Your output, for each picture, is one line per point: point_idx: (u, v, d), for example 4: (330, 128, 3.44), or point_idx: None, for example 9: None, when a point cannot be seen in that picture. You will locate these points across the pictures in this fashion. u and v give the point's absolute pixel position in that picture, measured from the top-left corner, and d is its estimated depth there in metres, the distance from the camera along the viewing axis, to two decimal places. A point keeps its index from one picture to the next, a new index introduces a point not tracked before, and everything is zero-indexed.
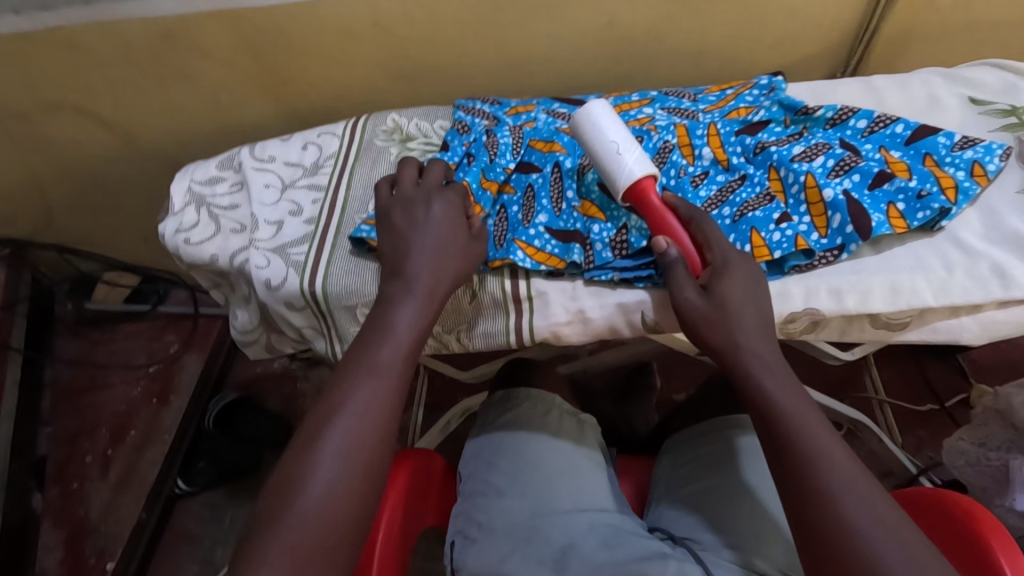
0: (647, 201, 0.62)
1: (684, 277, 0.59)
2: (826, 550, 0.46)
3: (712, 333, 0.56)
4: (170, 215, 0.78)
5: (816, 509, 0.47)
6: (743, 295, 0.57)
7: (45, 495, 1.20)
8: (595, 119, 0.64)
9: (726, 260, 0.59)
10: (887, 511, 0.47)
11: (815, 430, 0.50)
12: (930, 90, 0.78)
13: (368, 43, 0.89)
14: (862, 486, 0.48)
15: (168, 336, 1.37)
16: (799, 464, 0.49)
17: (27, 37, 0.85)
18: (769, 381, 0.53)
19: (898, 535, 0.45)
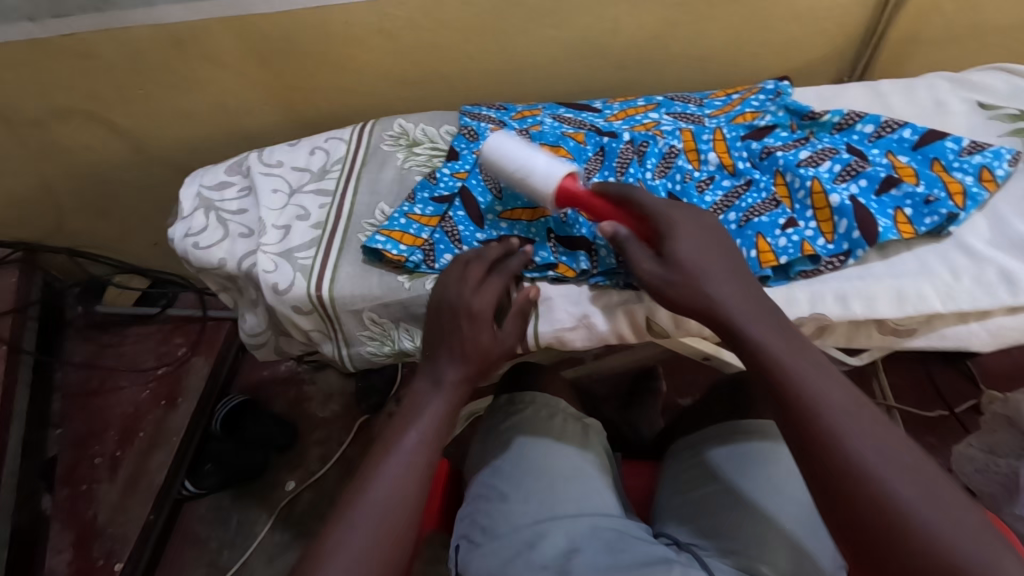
0: (577, 198, 0.63)
1: (638, 251, 0.59)
2: (870, 531, 0.45)
3: (678, 294, 0.57)
4: (180, 220, 0.79)
5: (854, 491, 0.46)
6: (699, 253, 0.57)
7: (54, 496, 1.21)
8: (497, 146, 0.65)
9: (670, 221, 0.59)
10: (921, 474, 0.46)
11: (836, 404, 0.49)
12: (936, 95, 0.77)
13: (374, 50, 0.90)
14: (895, 454, 0.47)
15: (176, 339, 1.36)
16: (827, 448, 0.47)
17: (41, 44, 0.87)
18: (781, 358, 0.52)
19: (939, 500, 0.45)
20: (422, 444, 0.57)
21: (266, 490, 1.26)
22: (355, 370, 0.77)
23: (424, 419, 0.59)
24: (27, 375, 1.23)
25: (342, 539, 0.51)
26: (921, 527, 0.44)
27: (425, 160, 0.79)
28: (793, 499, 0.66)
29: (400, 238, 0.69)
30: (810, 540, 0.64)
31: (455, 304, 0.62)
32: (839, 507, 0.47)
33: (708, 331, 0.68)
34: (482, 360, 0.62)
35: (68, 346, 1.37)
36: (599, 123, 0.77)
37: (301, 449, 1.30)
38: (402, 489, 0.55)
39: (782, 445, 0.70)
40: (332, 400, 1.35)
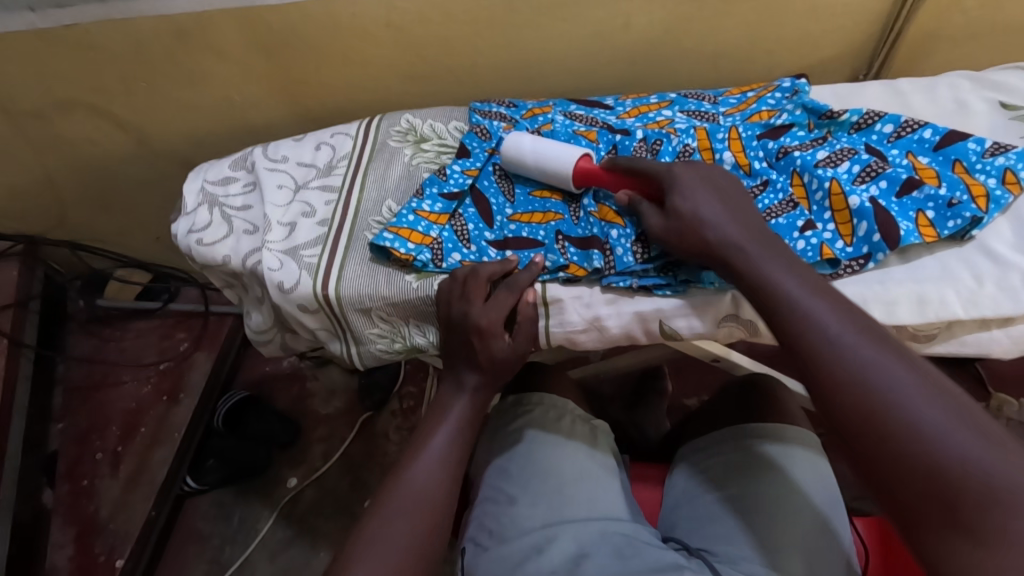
0: (593, 175, 0.67)
1: (648, 206, 0.63)
2: (896, 472, 0.42)
3: (686, 244, 0.59)
4: (183, 215, 0.78)
5: (878, 429, 0.43)
6: (701, 204, 0.59)
7: (56, 492, 1.20)
8: (513, 141, 0.70)
9: (674, 177, 0.62)
10: (956, 405, 0.42)
11: (852, 341, 0.47)
12: (957, 94, 0.76)
13: (382, 43, 0.88)
14: (925, 386, 0.44)
15: (178, 334, 1.35)
16: (845, 390, 0.45)
17: (43, 34, 0.85)
18: (794, 300, 0.50)
19: (979, 430, 0.41)
20: (448, 458, 0.60)
21: (269, 487, 1.25)
22: (364, 369, 0.76)
23: (443, 435, 0.62)
24: (29, 370, 1.22)
25: (365, 553, 0.54)
26: (962, 462, 0.40)
27: (433, 156, 0.78)
28: (808, 503, 0.65)
29: (408, 236, 0.68)
30: (827, 546, 0.62)
31: (461, 320, 0.62)
32: (866, 450, 0.44)
33: (722, 334, 0.66)
34: (497, 371, 0.63)
35: (70, 340, 1.35)
36: (611, 121, 0.75)
37: (304, 445, 1.29)
38: (421, 507, 0.57)
39: (795, 448, 0.69)
40: (335, 397, 1.34)
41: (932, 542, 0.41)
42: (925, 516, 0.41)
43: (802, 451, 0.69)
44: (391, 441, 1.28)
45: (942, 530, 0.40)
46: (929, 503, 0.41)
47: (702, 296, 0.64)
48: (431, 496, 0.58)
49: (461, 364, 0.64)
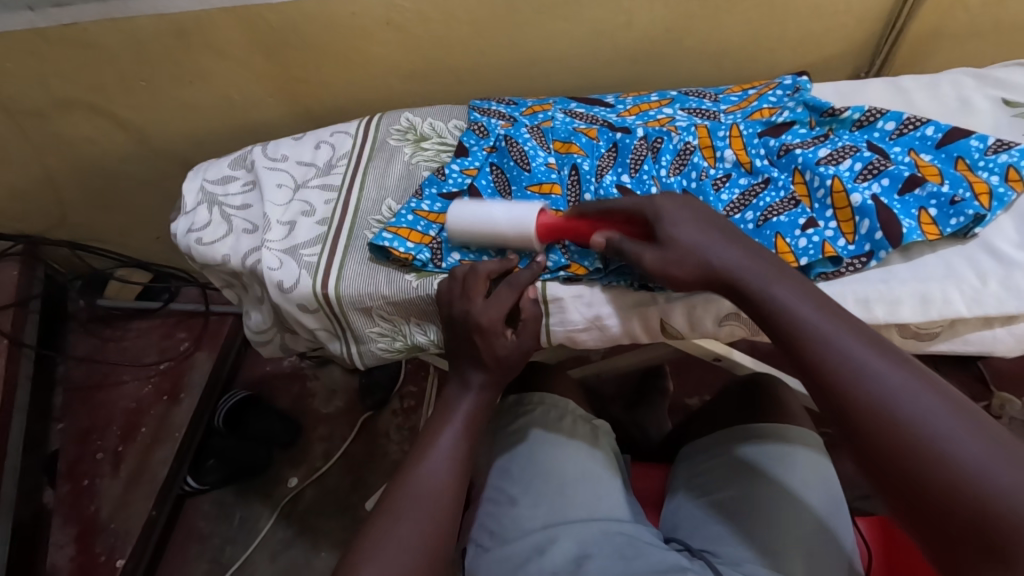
0: (558, 227, 0.63)
1: (633, 246, 0.58)
2: (926, 499, 0.40)
3: (683, 271, 0.56)
4: (182, 215, 0.77)
5: (904, 455, 0.41)
6: (694, 233, 0.56)
7: (57, 491, 1.20)
8: (459, 214, 0.65)
9: (658, 211, 0.58)
10: (984, 428, 0.41)
11: (871, 362, 0.44)
12: (960, 92, 0.75)
13: (382, 42, 0.88)
14: (952, 408, 0.42)
15: (179, 334, 1.34)
16: (866, 413, 0.43)
17: (42, 33, 0.85)
18: (803, 319, 0.48)
19: (1012, 453, 0.39)
20: (454, 459, 0.60)
21: (269, 486, 1.25)
22: (365, 368, 0.76)
23: (447, 436, 0.61)
24: (29, 370, 1.22)
25: (369, 555, 0.53)
26: (999, 488, 0.38)
27: (433, 155, 0.78)
28: (810, 504, 0.64)
29: (407, 236, 0.67)
30: (828, 549, 0.62)
31: (462, 321, 0.62)
32: (893, 478, 0.42)
33: (723, 332, 0.66)
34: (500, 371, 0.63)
35: (70, 340, 1.35)
36: (611, 118, 0.75)
37: (305, 445, 1.29)
38: (427, 507, 0.57)
39: (797, 448, 0.69)
40: (336, 396, 1.34)
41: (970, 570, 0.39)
42: (960, 545, 0.39)
43: (805, 452, 0.69)
44: (392, 440, 1.28)
45: (978, 560, 0.39)
46: (964, 531, 0.39)
47: (704, 294, 0.64)
48: (431, 495, 0.58)
49: (465, 362, 0.63)
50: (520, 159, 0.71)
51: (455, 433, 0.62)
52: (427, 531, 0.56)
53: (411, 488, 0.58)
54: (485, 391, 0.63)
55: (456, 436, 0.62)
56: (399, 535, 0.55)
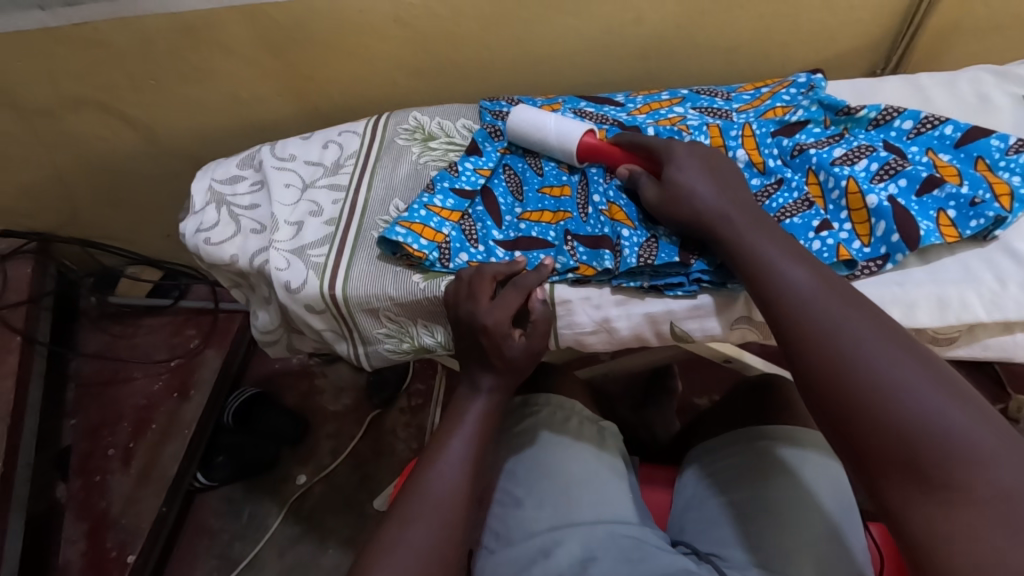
0: (597, 150, 0.68)
1: (647, 180, 0.63)
2: (860, 428, 0.44)
3: (677, 210, 0.60)
4: (190, 214, 0.78)
5: (846, 388, 0.45)
6: (695, 176, 0.60)
7: (69, 486, 1.21)
8: (520, 115, 0.70)
9: (672, 151, 0.63)
10: (929, 368, 0.44)
11: (830, 308, 0.49)
12: (979, 89, 0.74)
13: (390, 40, 0.87)
14: (898, 349, 0.45)
15: (188, 331, 1.35)
16: (816, 351, 0.48)
17: (52, 33, 0.85)
18: (772, 267, 0.53)
19: (948, 390, 0.43)
20: (465, 461, 0.60)
21: (277, 484, 1.25)
22: (372, 368, 0.75)
23: (455, 440, 0.61)
24: (42, 366, 1.23)
25: (379, 559, 0.53)
26: (925, 420, 0.42)
27: (441, 154, 0.77)
28: (821, 510, 0.63)
29: (420, 232, 0.66)
30: (840, 557, 0.60)
31: (471, 321, 0.61)
32: (833, 410, 0.46)
33: (734, 336, 0.65)
34: (511, 370, 0.62)
35: (82, 336, 1.36)
36: (622, 118, 0.74)
37: (313, 442, 1.29)
38: (436, 510, 0.56)
39: (808, 451, 0.67)
40: (344, 394, 1.34)
41: (895, 496, 0.42)
42: (891, 474, 0.42)
43: (816, 455, 0.67)
44: (399, 438, 1.28)
45: (908, 487, 0.42)
46: (892, 458, 0.42)
47: (716, 297, 0.63)
48: (437, 496, 0.57)
49: (476, 364, 0.63)
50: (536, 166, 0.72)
51: (464, 437, 0.61)
52: (438, 532, 0.55)
53: (416, 490, 0.58)
54: (494, 392, 0.63)
55: (465, 437, 0.61)
56: (407, 539, 0.54)
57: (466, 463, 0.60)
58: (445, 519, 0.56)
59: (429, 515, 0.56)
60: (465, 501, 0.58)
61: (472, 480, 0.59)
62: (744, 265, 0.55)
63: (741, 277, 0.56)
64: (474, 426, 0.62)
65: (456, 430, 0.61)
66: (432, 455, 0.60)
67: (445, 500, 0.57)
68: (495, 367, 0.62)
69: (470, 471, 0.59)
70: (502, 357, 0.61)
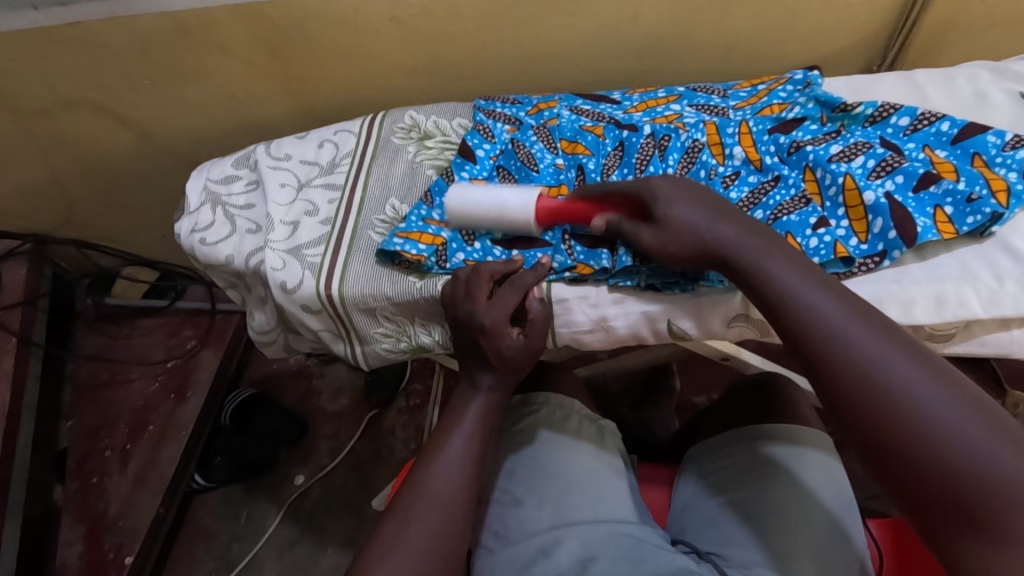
0: (559, 210, 0.64)
1: (632, 226, 0.60)
2: (912, 475, 0.42)
3: (680, 248, 0.57)
4: (186, 215, 0.77)
5: (891, 432, 0.43)
6: (688, 209, 0.58)
7: (66, 488, 1.21)
8: (457, 200, 0.65)
9: (657, 190, 0.59)
10: (975, 405, 0.42)
11: (865, 343, 0.46)
12: (976, 86, 0.74)
13: (385, 39, 0.87)
14: (940, 384, 0.43)
15: (185, 332, 1.34)
16: (856, 393, 0.45)
17: (46, 33, 0.85)
18: (795, 296, 0.50)
19: (999, 429, 0.40)
20: (464, 461, 0.59)
21: (275, 485, 1.25)
22: (369, 369, 0.75)
23: (454, 440, 0.60)
24: (38, 368, 1.23)
25: (378, 560, 0.53)
26: (981, 466, 0.40)
27: (437, 153, 0.77)
28: (822, 508, 0.63)
29: (418, 238, 0.67)
30: (841, 555, 0.60)
31: (466, 325, 0.61)
32: (880, 455, 0.43)
33: (732, 333, 0.65)
34: (510, 370, 0.62)
35: (78, 338, 1.36)
36: (618, 116, 0.74)
37: (311, 443, 1.29)
38: (435, 511, 0.56)
39: (808, 449, 0.67)
40: (342, 394, 1.34)
41: (950, 545, 0.40)
42: (948, 523, 0.40)
43: (815, 453, 0.67)
44: (398, 438, 1.28)
45: (961, 535, 0.40)
46: (949, 508, 0.40)
47: (713, 295, 0.63)
48: (436, 496, 0.57)
49: (474, 364, 0.63)
50: (531, 164, 0.70)
51: (463, 437, 0.61)
52: (437, 532, 0.55)
53: (416, 491, 0.58)
54: (492, 392, 0.63)
55: (463, 437, 0.61)
56: (407, 540, 0.54)
57: (465, 463, 0.59)
58: (444, 519, 0.56)
59: (428, 515, 0.56)
60: (465, 501, 0.58)
61: (471, 480, 0.59)
62: (763, 293, 0.52)
63: (761, 308, 0.53)
64: (473, 425, 0.61)
65: (454, 430, 0.61)
66: (431, 456, 0.60)
67: (444, 500, 0.57)
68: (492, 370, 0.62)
69: (470, 470, 0.59)
70: (499, 360, 0.61)
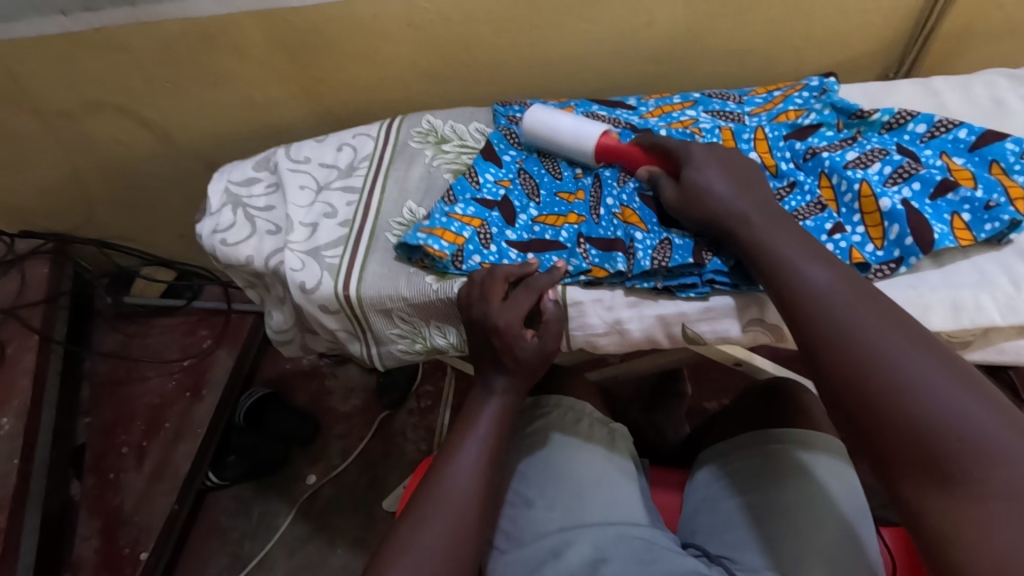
0: (616, 150, 0.69)
1: (664, 181, 0.64)
2: (877, 424, 0.43)
3: (697, 209, 0.61)
4: (207, 215, 0.79)
5: (861, 384, 0.45)
6: (713, 175, 0.61)
7: (83, 483, 1.23)
8: (534, 115, 0.72)
9: (691, 153, 0.64)
10: (950, 366, 0.43)
11: (846, 305, 0.49)
12: (994, 93, 0.73)
13: (403, 44, 0.88)
14: (915, 347, 0.45)
15: (201, 331, 1.36)
16: (833, 349, 0.47)
17: (73, 37, 0.87)
18: (788, 266, 0.53)
19: (968, 387, 0.42)
20: (478, 463, 0.60)
21: (288, 484, 1.26)
22: (384, 369, 0.76)
23: (467, 441, 0.61)
24: (58, 365, 1.25)
25: (394, 561, 0.54)
26: (945, 419, 0.41)
27: (454, 157, 0.78)
28: (833, 513, 0.63)
29: (441, 235, 0.67)
30: (853, 558, 0.59)
31: (484, 322, 0.62)
32: (853, 410, 0.45)
33: (747, 339, 0.65)
34: (527, 367, 0.62)
35: (97, 336, 1.38)
36: (634, 121, 0.74)
37: (323, 443, 1.30)
38: (449, 513, 0.57)
39: (820, 455, 0.67)
40: (354, 395, 1.35)
41: (912, 497, 0.41)
42: (911, 474, 0.41)
43: (828, 459, 0.67)
44: (409, 439, 1.28)
45: (927, 488, 0.41)
46: (913, 458, 0.42)
47: (728, 299, 0.63)
48: (450, 496, 0.58)
49: (490, 366, 0.63)
50: (555, 171, 0.73)
51: (478, 438, 0.61)
52: (451, 534, 0.56)
53: (431, 492, 0.58)
54: (506, 394, 0.63)
55: (478, 439, 0.61)
56: (422, 540, 0.55)
57: (479, 464, 0.60)
58: (460, 522, 0.56)
59: (443, 515, 0.56)
60: (478, 503, 0.58)
61: (484, 482, 0.59)
62: (761, 264, 0.56)
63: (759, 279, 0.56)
64: (485, 427, 0.62)
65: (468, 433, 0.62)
66: (446, 458, 0.60)
67: (459, 502, 0.57)
68: (505, 368, 0.62)
69: (484, 472, 0.60)
70: (518, 359, 0.61)
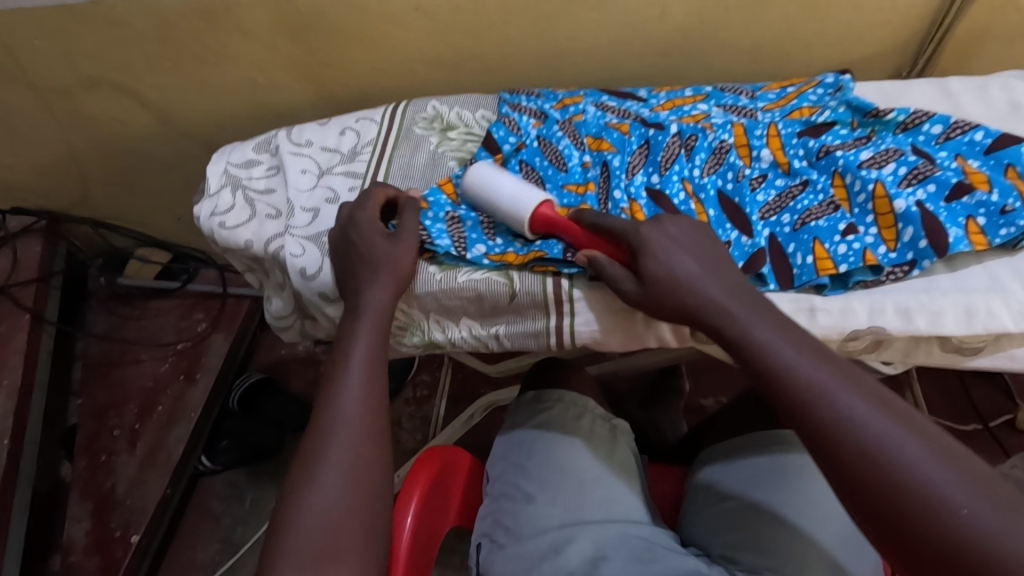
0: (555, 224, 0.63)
1: (616, 272, 0.60)
2: (928, 549, 0.42)
3: (664, 310, 0.58)
4: (206, 197, 0.77)
5: (903, 509, 0.43)
6: (669, 269, 0.57)
7: (74, 466, 1.21)
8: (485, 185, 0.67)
9: (640, 241, 0.58)
10: (975, 474, 0.43)
11: (868, 416, 0.46)
12: (1010, 96, 0.73)
13: (409, 28, 0.86)
14: (944, 457, 0.44)
15: (196, 315, 1.34)
16: (866, 469, 0.45)
17: (70, 10, 0.84)
18: (796, 371, 0.50)
19: (1001, 501, 0.42)
20: None
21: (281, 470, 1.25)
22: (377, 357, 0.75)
23: None
24: (49, 345, 1.23)
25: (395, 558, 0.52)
26: (994, 537, 0.41)
27: (459, 145, 0.76)
28: (835, 515, 0.63)
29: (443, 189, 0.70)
30: (854, 558, 0.61)
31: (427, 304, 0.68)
32: (899, 535, 0.44)
33: None
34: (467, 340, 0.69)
35: (90, 317, 1.36)
36: (644, 114, 0.72)
37: None
38: None
39: None
40: None
41: None
42: None
43: None
44: (404, 429, 1.27)
45: None
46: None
47: None
48: None
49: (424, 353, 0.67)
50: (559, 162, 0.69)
51: None
52: None
53: None
54: None
55: None
56: None
57: None
58: None
59: None
60: None
61: None
62: (757, 363, 0.52)
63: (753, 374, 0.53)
64: None
65: None
66: None
67: None
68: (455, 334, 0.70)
69: None
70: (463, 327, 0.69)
